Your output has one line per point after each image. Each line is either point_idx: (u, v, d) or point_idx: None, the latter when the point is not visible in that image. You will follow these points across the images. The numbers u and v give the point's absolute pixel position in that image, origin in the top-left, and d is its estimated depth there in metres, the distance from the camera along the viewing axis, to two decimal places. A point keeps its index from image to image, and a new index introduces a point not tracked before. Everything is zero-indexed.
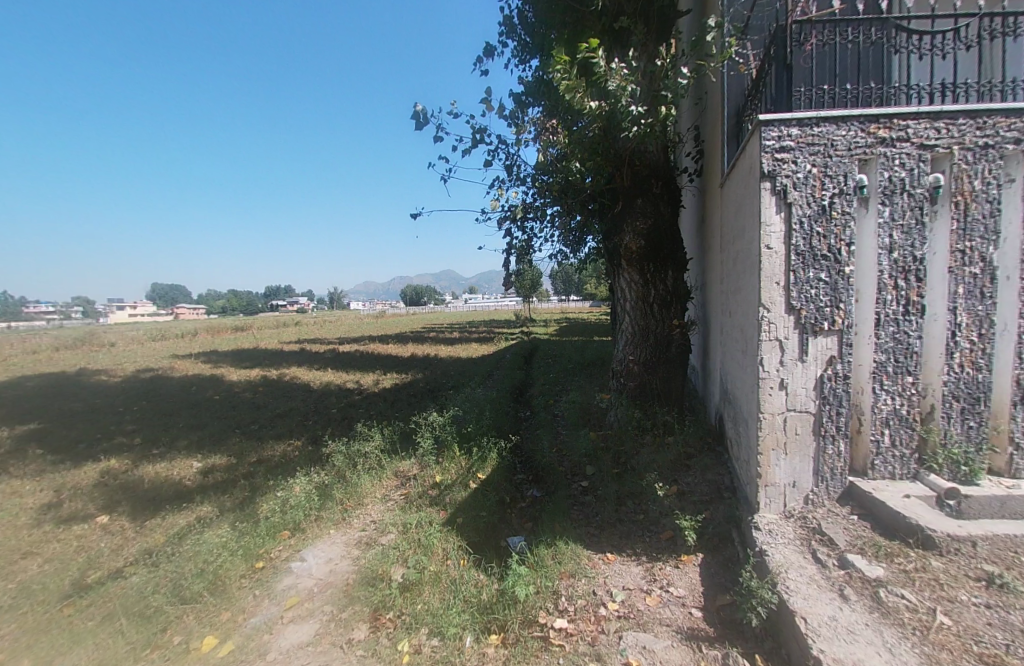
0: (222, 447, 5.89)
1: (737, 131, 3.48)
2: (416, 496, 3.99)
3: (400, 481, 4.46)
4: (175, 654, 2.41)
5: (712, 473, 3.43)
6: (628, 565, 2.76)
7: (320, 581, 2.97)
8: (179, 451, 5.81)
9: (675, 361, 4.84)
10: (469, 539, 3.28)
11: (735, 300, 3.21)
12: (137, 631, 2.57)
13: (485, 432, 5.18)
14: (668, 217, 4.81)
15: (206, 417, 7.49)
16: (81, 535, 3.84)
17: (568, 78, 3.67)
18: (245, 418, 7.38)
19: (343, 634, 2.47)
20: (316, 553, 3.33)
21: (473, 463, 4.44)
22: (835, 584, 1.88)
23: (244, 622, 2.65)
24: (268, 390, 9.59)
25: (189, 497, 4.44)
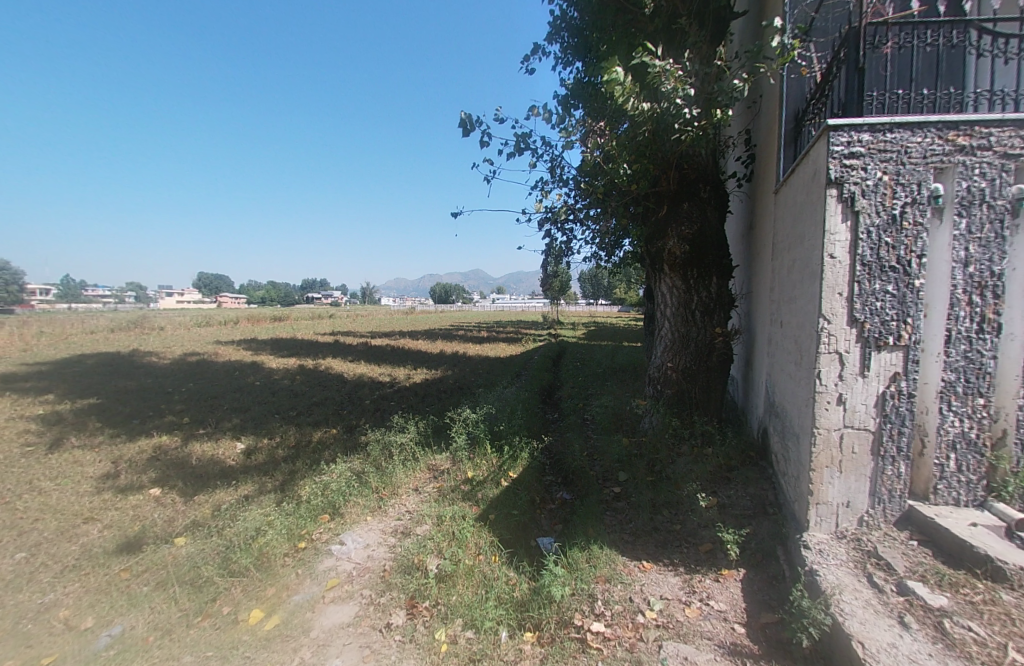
0: (263, 431, 6.17)
1: (796, 136, 3.37)
2: (448, 490, 4.04)
3: (433, 474, 4.52)
4: (225, 623, 2.55)
5: (755, 488, 3.34)
6: (665, 574, 2.72)
7: (359, 565, 3.07)
8: (224, 433, 6.11)
9: (716, 371, 4.73)
10: (501, 535, 3.30)
11: (788, 309, 3.11)
12: (189, 599, 2.74)
13: (516, 431, 5.21)
14: (715, 222, 4.70)
15: (248, 401, 7.85)
16: (137, 505, 4.10)
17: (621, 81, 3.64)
18: (283, 404, 7.70)
19: (381, 618, 2.55)
20: (355, 536, 3.42)
21: (504, 461, 4.47)
22: (894, 610, 1.80)
23: (288, 598, 2.75)
24: (305, 378, 9.96)
25: (234, 476, 4.67)
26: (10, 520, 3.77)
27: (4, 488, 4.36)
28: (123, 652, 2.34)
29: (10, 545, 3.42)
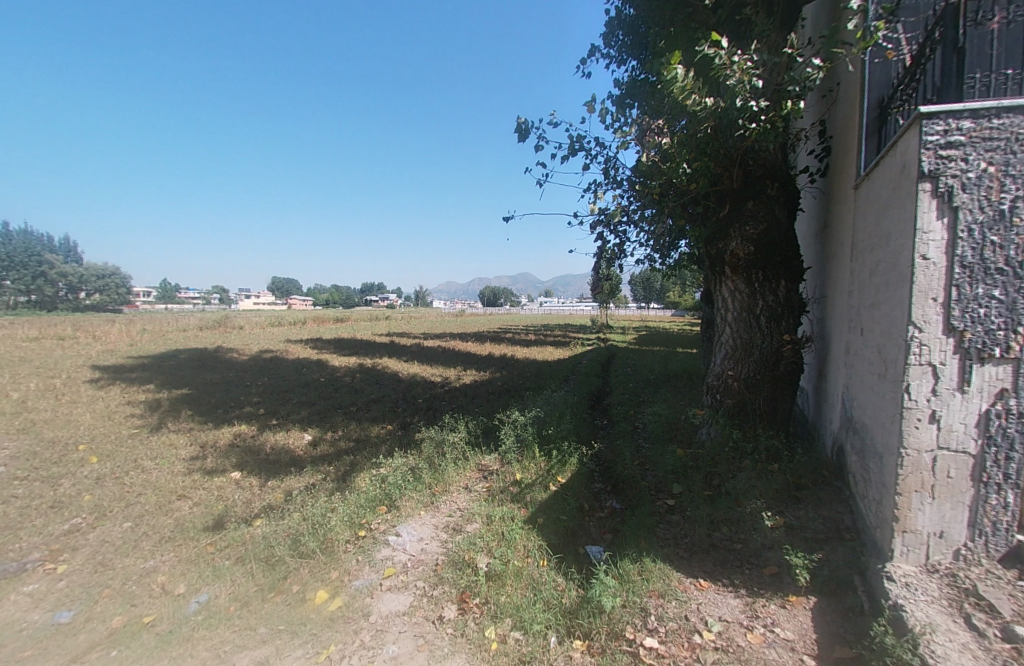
0: (327, 424, 6.60)
1: (880, 126, 3.09)
2: (498, 491, 4.10)
3: (482, 474, 4.59)
4: (294, 600, 2.76)
5: (828, 510, 3.08)
6: (724, 595, 2.58)
7: (413, 557, 3.19)
8: (293, 424, 6.61)
9: (783, 381, 4.41)
10: (550, 539, 3.29)
11: (871, 315, 2.85)
12: (264, 575, 3.00)
13: (566, 436, 5.17)
14: (783, 222, 4.41)
15: (313, 396, 8.43)
16: (221, 486, 4.55)
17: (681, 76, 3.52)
18: (344, 400, 8.19)
19: (434, 610, 2.64)
20: (409, 529, 3.56)
21: (553, 465, 4.44)
22: (998, 658, 1.59)
23: (349, 582, 2.93)
24: (365, 376, 10.53)
25: (301, 465, 5.03)
26: (121, 492, 4.33)
27: (116, 464, 5.01)
28: (209, 617, 2.62)
29: (121, 514, 3.92)
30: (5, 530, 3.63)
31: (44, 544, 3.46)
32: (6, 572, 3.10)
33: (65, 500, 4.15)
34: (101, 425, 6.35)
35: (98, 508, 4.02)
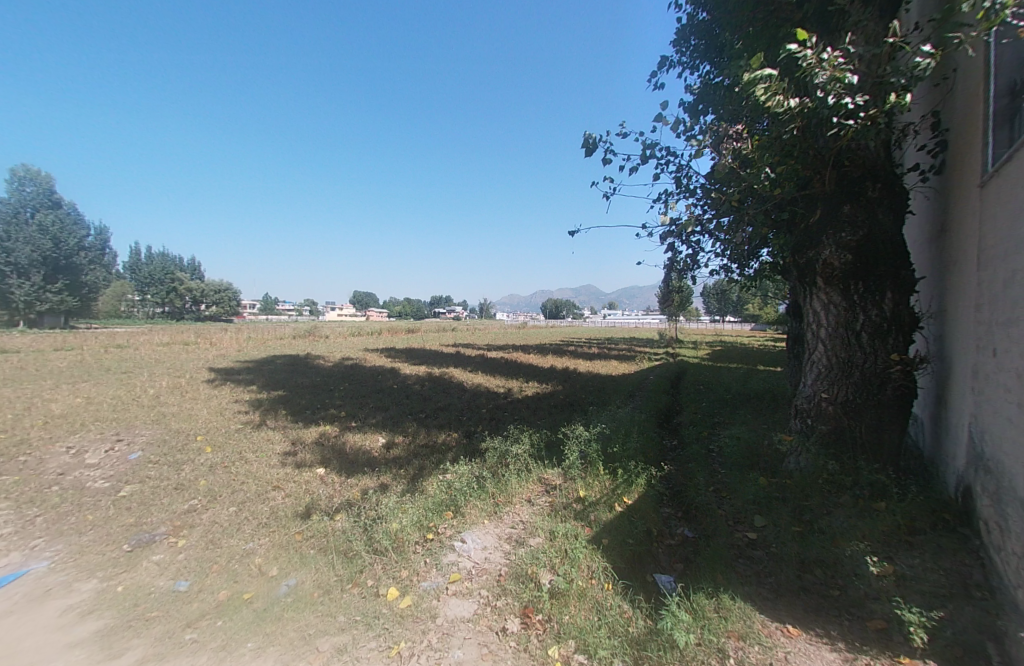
0: (399, 429, 6.97)
1: (1015, 114, 2.67)
2: (561, 506, 4.03)
3: (545, 488, 4.55)
4: (369, 594, 2.93)
5: (952, 563, 2.63)
6: (817, 648, 2.30)
7: (477, 565, 3.23)
8: (369, 427, 7.06)
9: (890, 407, 3.88)
10: (615, 562, 3.16)
11: (1008, 333, 2.42)
12: (343, 566, 3.22)
13: (632, 455, 4.96)
14: (888, 227, 3.93)
15: (387, 402, 8.95)
16: (308, 480, 4.97)
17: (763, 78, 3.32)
18: (414, 406, 8.60)
19: (498, 621, 2.65)
20: (474, 537, 3.62)
21: (619, 485, 4.28)
22: None
23: (418, 583, 3.04)
24: (433, 385, 10.99)
25: (376, 466, 5.35)
26: (228, 480, 4.91)
27: (225, 454, 5.70)
28: (296, 601, 2.86)
29: (227, 499, 4.44)
30: (142, 505, 4.28)
31: (170, 520, 4.01)
32: (142, 541, 3.64)
33: (185, 483, 4.80)
34: (214, 420, 7.27)
35: (210, 492, 4.58)
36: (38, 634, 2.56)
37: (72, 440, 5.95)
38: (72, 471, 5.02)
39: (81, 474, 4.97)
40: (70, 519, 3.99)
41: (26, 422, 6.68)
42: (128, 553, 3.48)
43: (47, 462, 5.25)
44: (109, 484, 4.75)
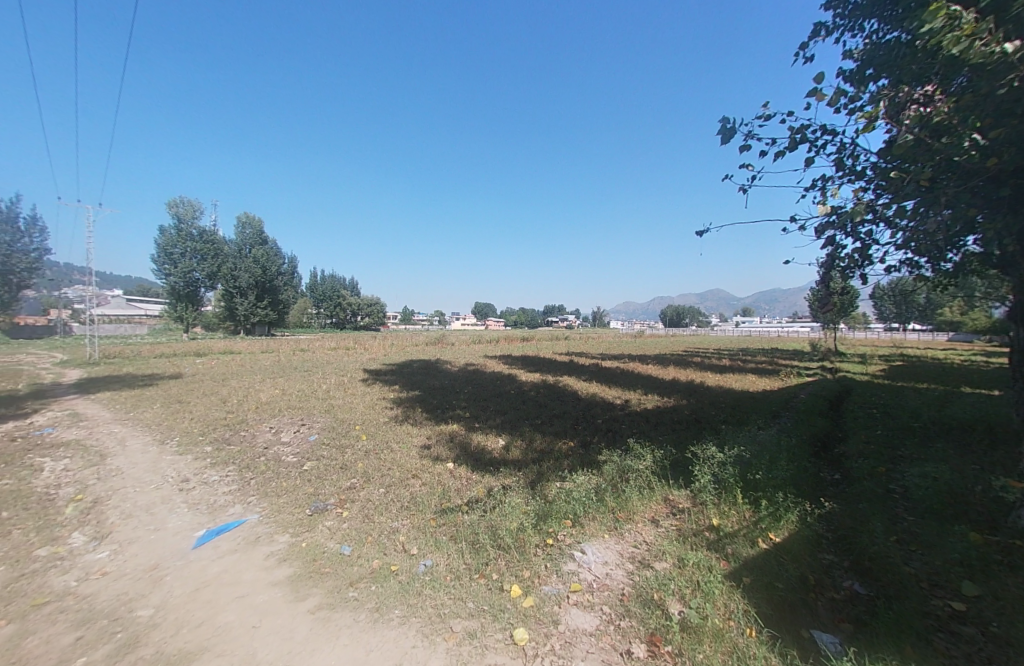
0: (518, 433, 7.20)
1: None
2: (691, 533, 3.69)
3: (671, 509, 4.23)
4: (493, 587, 3.07)
5: None
6: None
7: (598, 580, 3.14)
8: (491, 430, 7.45)
9: None
10: (759, 606, 2.77)
11: None
12: (471, 557, 3.43)
13: (779, 486, 4.31)
14: None
15: (506, 407, 9.34)
16: (440, 472, 5.44)
17: (952, 28, 2.69)
18: (531, 412, 8.81)
19: (621, 642, 2.54)
20: (594, 549, 3.53)
21: (761, 518, 3.76)
22: None
23: (539, 585, 3.08)
24: (548, 393, 11.12)
25: (499, 466, 5.61)
26: (379, 465, 5.65)
27: (376, 443, 6.58)
28: (432, 580, 3.14)
29: (378, 481, 5.11)
30: (317, 478, 5.18)
31: (337, 493, 4.78)
32: (318, 507, 4.40)
33: (347, 464, 5.66)
34: (366, 413, 8.47)
35: (365, 474, 5.33)
36: (252, 570, 3.28)
37: (272, 421, 7.53)
38: (272, 446, 6.34)
39: (277, 449, 6.23)
40: (270, 483, 5.02)
41: (244, 405, 8.67)
42: (309, 515, 4.25)
43: (256, 437, 6.71)
44: (295, 459, 5.86)
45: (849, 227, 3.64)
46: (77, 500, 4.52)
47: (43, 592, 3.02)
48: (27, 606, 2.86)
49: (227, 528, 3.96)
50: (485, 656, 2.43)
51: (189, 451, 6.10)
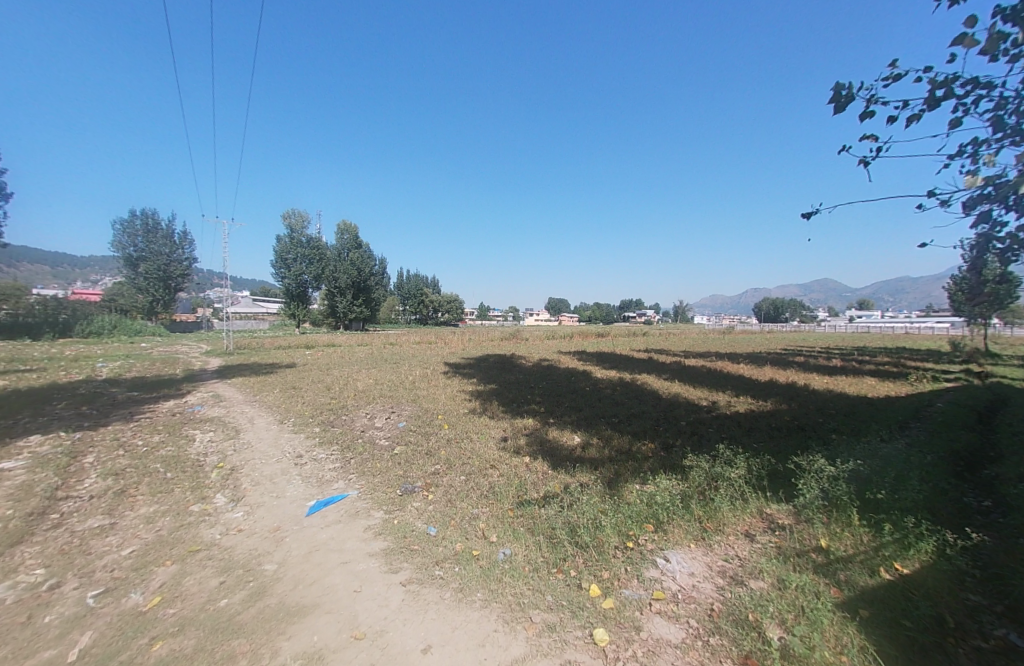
0: (595, 431, 7.07)
1: None
2: (794, 553, 3.34)
3: (768, 524, 3.87)
4: (572, 584, 3.06)
5: None
6: None
7: (684, 590, 2.99)
8: (567, 426, 7.41)
9: None
10: (880, 644, 2.43)
11: None
12: (549, 551, 3.46)
13: (908, 510, 3.72)
14: None
15: (582, 404, 9.22)
16: (517, 465, 5.55)
17: None
18: (608, 410, 8.60)
19: (711, 660, 2.38)
20: (679, 558, 3.35)
21: (884, 545, 3.28)
22: None
23: (620, 588, 3.01)
24: (626, 391, 10.76)
25: (575, 463, 5.57)
26: (460, 453, 5.92)
27: (457, 432, 6.90)
28: (512, 569, 3.22)
29: (459, 469, 5.36)
30: (405, 462, 5.57)
31: (423, 477, 5.10)
32: (406, 489, 4.73)
33: (432, 451, 6.02)
34: (448, 404, 8.91)
35: (447, 461, 5.62)
36: (353, 540, 3.63)
37: (366, 408, 8.24)
38: (366, 430, 6.94)
39: (371, 433, 6.81)
40: (366, 463, 5.51)
41: (343, 392, 9.60)
42: (399, 495, 4.59)
43: (354, 421, 7.40)
44: (386, 443, 6.36)
45: (1013, 197, 2.95)
46: (219, 466, 5.37)
47: (196, 541, 3.64)
48: (185, 551, 3.46)
49: (331, 500, 4.42)
50: (564, 650, 2.44)
51: (300, 431, 6.92)
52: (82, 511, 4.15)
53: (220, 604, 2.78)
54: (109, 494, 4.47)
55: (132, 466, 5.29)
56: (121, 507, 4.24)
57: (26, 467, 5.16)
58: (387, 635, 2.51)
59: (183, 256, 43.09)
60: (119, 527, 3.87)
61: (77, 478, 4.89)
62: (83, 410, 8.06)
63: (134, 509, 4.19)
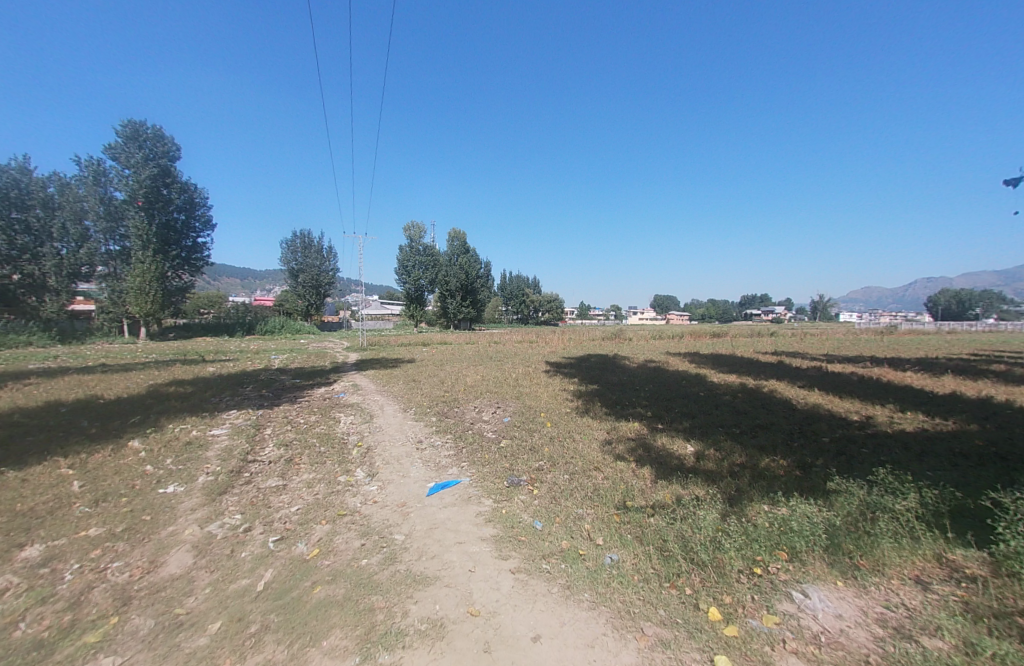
0: (711, 441, 6.48)
1: None
2: (990, 614, 2.65)
3: (949, 572, 3.12)
4: (688, 603, 2.86)
5: None
6: None
7: (828, 634, 2.58)
8: (679, 433, 6.93)
9: None
10: None
11: None
12: (660, 563, 3.28)
13: None
14: None
15: (695, 410, 8.54)
16: (623, 469, 5.36)
17: None
18: (726, 418, 7.83)
19: None
20: (821, 595, 2.89)
21: None
22: None
23: (745, 617, 2.73)
24: (749, 398, 9.64)
25: (688, 473, 5.18)
26: (564, 452, 5.94)
27: (560, 431, 6.95)
28: (620, 576, 3.13)
29: (563, 467, 5.39)
30: (511, 455, 5.78)
31: (528, 471, 5.23)
32: (513, 481, 4.91)
33: (536, 447, 6.15)
34: (552, 402, 9.00)
35: (551, 458, 5.68)
36: (467, 523, 3.89)
37: (475, 402, 8.76)
38: (475, 423, 7.38)
39: (480, 425, 7.21)
40: (476, 453, 5.86)
41: (454, 386, 10.35)
42: (506, 487, 4.79)
43: (464, 414, 7.90)
44: (493, 436, 6.67)
45: None
46: (357, 445, 6.21)
47: (342, 506, 4.26)
48: (335, 513, 4.08)
49: (447, 484, 4.80)
50: None
51: (419, 419, 7.64)
52: (263, 472, 5.15)
53: (361, 563, 3.21)
54: (281, 461, 5.48)
55: (296, 439, 6.41)
56: (289, 471, 5.16)
57: (228, 433, 6.59)
58: (499, 617, 2.64)
59: (327, 266, 50.54)
60: (288, 488, 4.72)
61: (259, 445, 6.10)
62: (262, 392, 10.00)
63: (298, 475, 5.07)
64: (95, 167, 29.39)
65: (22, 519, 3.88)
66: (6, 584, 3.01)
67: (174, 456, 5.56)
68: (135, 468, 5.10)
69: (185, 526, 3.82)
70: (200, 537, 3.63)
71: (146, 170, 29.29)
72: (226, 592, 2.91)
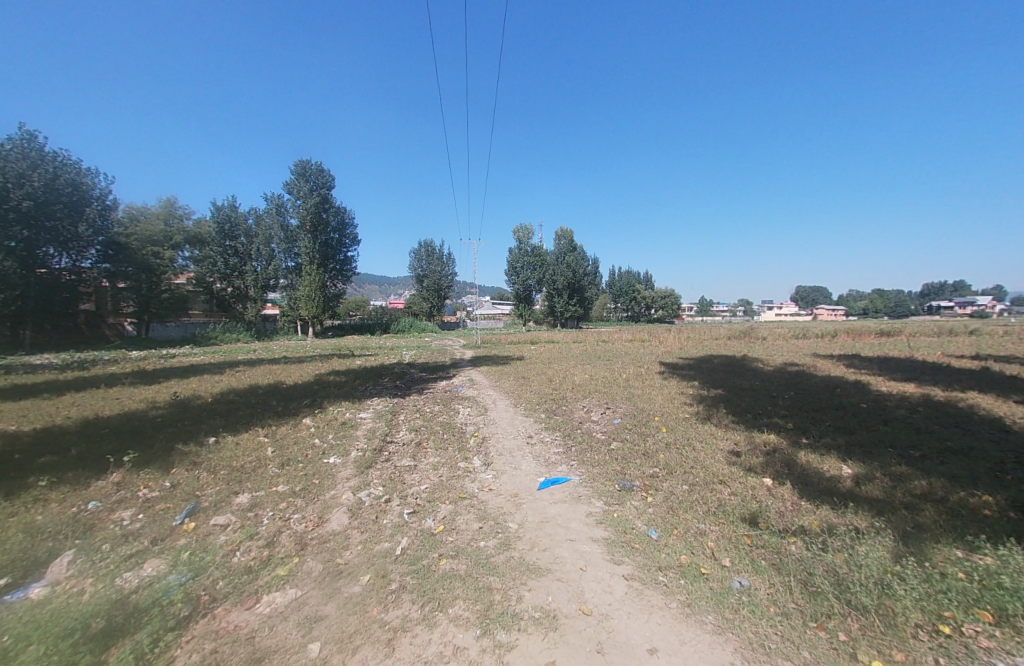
0: (873, 463, 5.40)
1: None
2: None
3: None
4: (841, 650, 2.46)
5: None
6: None
7: None
8: (826, 450, 5.95)
9: None
10: None
11: None
12: (804, 598, 2.87)
13: None
14: None
15: (851, 423, 7.22)
16: (754, 486, 4.79)
17: None
18: (897, 437, 6.44)
19: None
20: None
21: None
22: None
23: None
24: (931, 414, 7.77)
25: (842, 499, 4.40)
26: (682, 460, 5.55)
27: (678, 437, 6.51)
28: (752, 603, 2.83)
29: (681, 476, 5.03)
30: (624, 458, 5.60)
31: (641, 477, 5.02)
32: (624, 485, 4.76)
33: (651, 451, 5.87)
34: (668, 405, 8.45)
35: (667, 466, 5.36)
36: (578, 521, 3.90)
37: (585, 400, 8.71)
38: (586, 422, 7.33)
39: (590, 425, 7.15)
40: (587, 453, 5.83)
41: (564, 385, 10.43)
42: (619, 490, 4.67)
43: (574, 413, 7.90)
44: (605, 437, 6.55)
45: None
46: (475, 435, 6.67)
47: (462, 490, 4.62)
48: (457, 496, 4.45)
49: (558, 481, 4.87)
50: None
51: (530, 415, 7.89)
52: (398, 452, 5.87)
53: (480, 545, 3.46)
54: (411, 444, 6.18)
55: (423, 426, 7.15)
56: (419, 454, 5.79)
57: (371, 417, 7.66)
58: (612, 621, 2.60)
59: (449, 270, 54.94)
60: (418, 468, 5.30)
61: (395, 429, 6.96)
62: (396, 383, 11.36)
63: (425, 458, 5.66)
64: (278, 200, 36.48)
65: (237, 473, 5.07)
66: (228, 520, 3.98)
67: (332, 433, 6.67)
68: (306, 441, 6.26)
69: (341, 493, 4.56)
70: (353, 503, 4.30)
71: (313, 199, 35.48)
72: (372, 551, 3.41)
